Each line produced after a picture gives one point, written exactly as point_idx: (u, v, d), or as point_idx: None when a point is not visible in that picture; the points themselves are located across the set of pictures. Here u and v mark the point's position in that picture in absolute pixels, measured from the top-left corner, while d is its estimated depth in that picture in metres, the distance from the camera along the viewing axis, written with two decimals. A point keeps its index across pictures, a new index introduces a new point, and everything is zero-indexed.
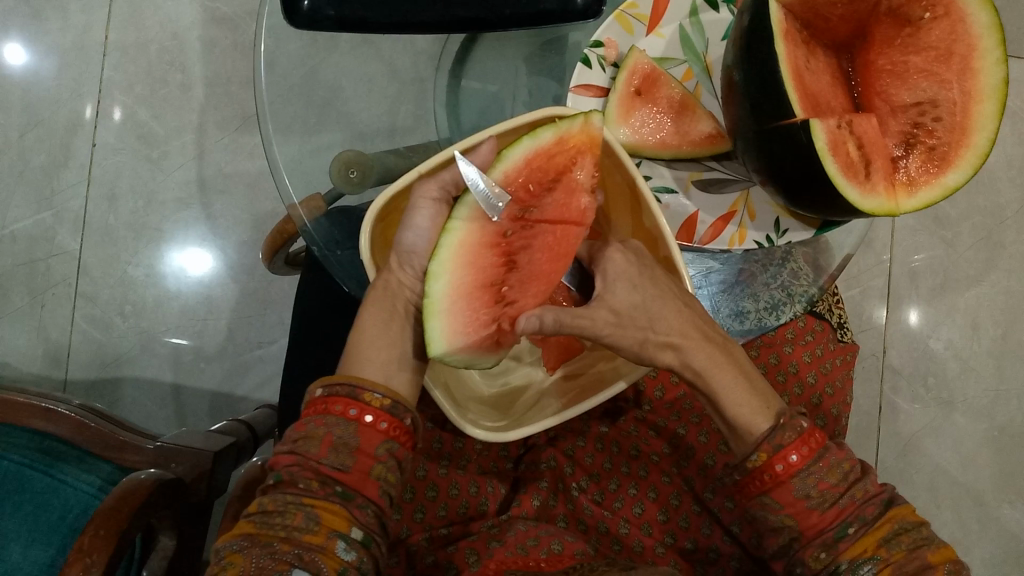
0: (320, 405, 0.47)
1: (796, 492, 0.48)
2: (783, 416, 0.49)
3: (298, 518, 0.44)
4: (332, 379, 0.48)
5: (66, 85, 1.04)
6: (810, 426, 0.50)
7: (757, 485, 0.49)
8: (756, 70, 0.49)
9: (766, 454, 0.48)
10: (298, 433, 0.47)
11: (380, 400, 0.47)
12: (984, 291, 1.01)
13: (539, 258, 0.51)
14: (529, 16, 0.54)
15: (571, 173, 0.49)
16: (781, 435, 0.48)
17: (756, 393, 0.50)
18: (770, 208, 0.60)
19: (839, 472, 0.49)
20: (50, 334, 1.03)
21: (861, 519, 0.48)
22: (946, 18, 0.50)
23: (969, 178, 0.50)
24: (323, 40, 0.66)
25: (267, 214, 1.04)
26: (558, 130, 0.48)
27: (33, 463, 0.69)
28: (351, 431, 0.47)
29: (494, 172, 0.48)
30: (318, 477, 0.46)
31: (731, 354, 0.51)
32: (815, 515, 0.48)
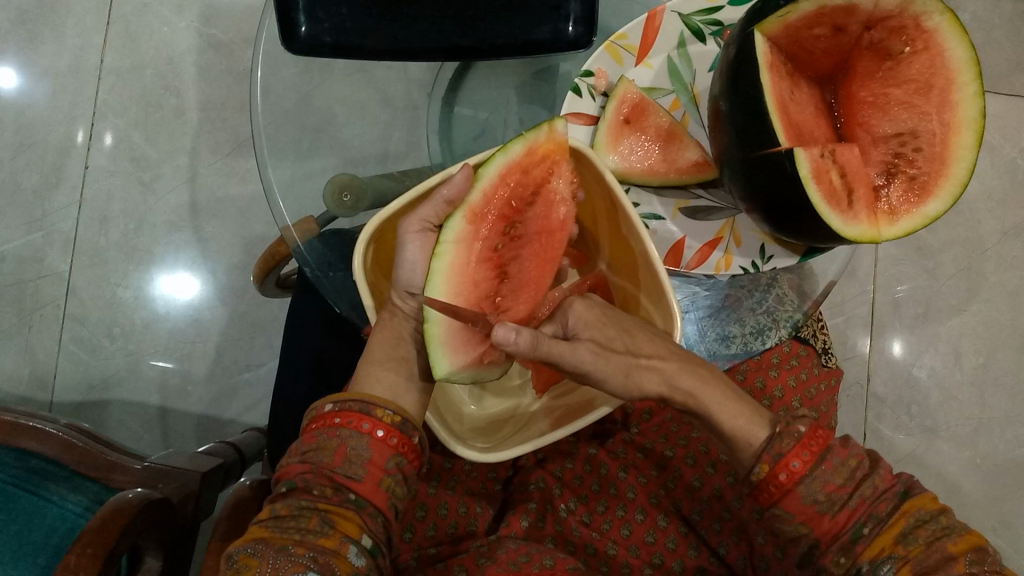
0: (331, 419, 0.48)
1: (803, 500, 0.47)
2: (780, 424, 0.49)
3: (314, 522, 0.45)
4: (343, 396, 0.49)
5: (60, 107, 1.04)
6: (811, 426, 0.49)
7: (766, 496, 0.48)
8: (743, 101, 0.51)
9: (768, 465, 0.48)
10: (307, 445, 0.48)
11: (392, 416, 0.48)
12: (966, 321, 1.02)
13: (528, 266, 0.52)
14: (519, 46, 0.56)
15: (549, 184, 0.51)
16: (778, 444, 0.48)
17: (747, 407, 0.50)
18: (756, 234, 0.61)
19: (845, 471, 0.47)
20: (37, 355, 1.02)
21: (875, 517, 0.46)
22: (925, 53, 0.51)
23: (947, 208, 0.51)
24: (316, 67, 0.67)
25: (258, 237, 1.04)
26: (527, 141, 0.49)
27: (20, 482, 0.69)
28: (364, 443, 0.47)
29: (473, 191, 0.49)
30: (332, 484, 0.46)
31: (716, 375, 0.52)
32: (827, 520, 0.47)
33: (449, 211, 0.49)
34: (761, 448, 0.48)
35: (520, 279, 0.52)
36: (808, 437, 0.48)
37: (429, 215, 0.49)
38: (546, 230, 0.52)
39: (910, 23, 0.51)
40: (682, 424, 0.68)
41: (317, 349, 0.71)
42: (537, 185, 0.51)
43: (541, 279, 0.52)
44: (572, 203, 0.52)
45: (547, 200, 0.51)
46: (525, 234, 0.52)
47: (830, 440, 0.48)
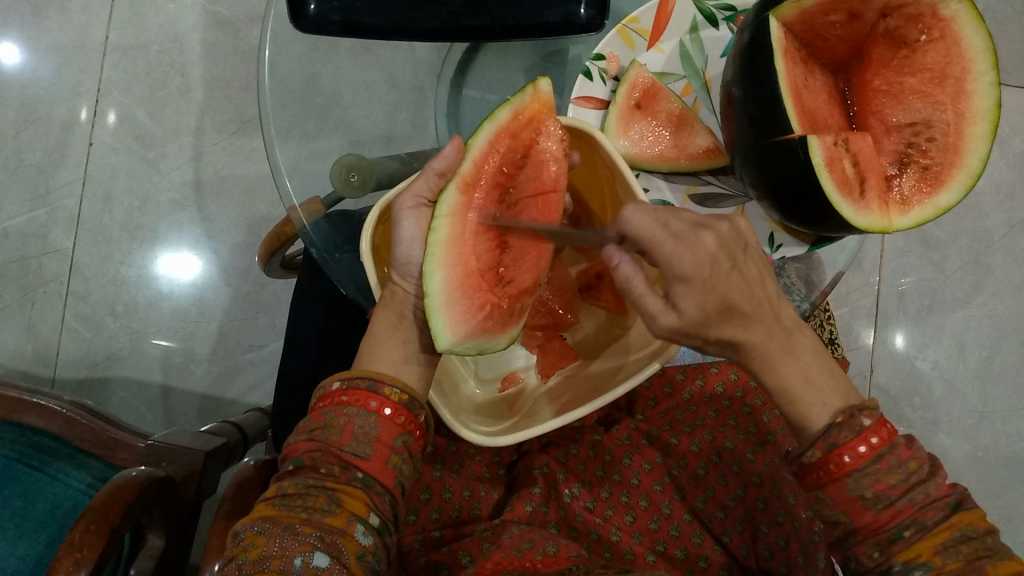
0: (339, 396, 0.48)
1: (850, 492, 0.46)
2: (843, 414, 0.46)
3: (321, 500, 0.45)
4: (351, 373, 0.49)
5: (64, 83, 1.04)
6: (876, 420, 0.46)
7: (813, 477, 0.47)
8: (756, 87, 0.50)
9: (821, 451, 0.46)
10: (314, 423, 0.48)
11: (398, 394, 0.48)
12: (971, 313, 1.02)
13: (527, 232, 0.52)
14: (529, 28, 0.55)
15: (538, 146, 0.50)
16: (837, 434, 0.46)
17: (820, 387, 0.48)
18: (765, 222, 0.61)
19: (901, 472, 0.46)
20: (40, 332, 1.02)
21: (919, 523, 0.45)
22: (942, 41, 0.51)
23: (961, 198, 0.51)
24: (323, 46, 0.66)
25: (262, 217, 1.04)
26: (512, 106, 0.49)
27: (23, 458, 0.69)
28: (372, 422, 0.47)
29: (464, 163, 0.48)
30: (340, 462, 0.46)
31: (796, 347, 0.48)
32: (869, 515, 0.46)
33: (443, 184, 0.49)
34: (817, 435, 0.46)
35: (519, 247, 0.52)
36: (872, 433, 0.46)
37: (422, 189, 0.48)
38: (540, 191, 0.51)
39: (927, 11, 0.51)
40: (687, 413, 0.68)
41: (322, 330, 0.71)
42: (526, 146, 0.50)
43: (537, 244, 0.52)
44: (563, 160, 0.50)
45: (537, 160, 0.50)
46: (520, 199, 0.52)
47: (895, 437, 0.46)
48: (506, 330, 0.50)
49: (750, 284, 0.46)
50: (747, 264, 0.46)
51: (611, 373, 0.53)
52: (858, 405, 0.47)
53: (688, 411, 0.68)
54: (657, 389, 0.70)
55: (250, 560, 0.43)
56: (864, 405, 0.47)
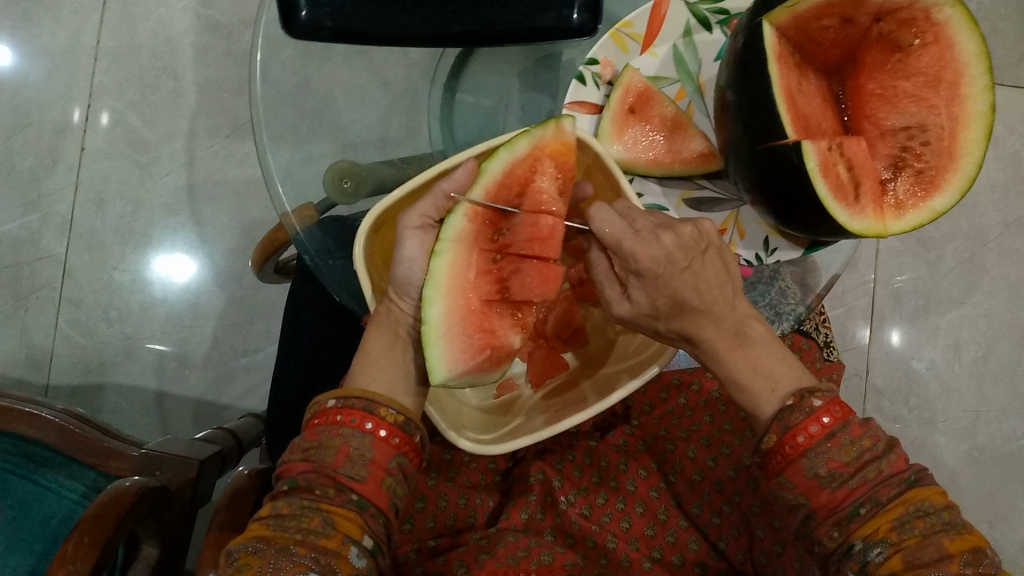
0: (334, 415, 0.48)
1: (806, 472, 0.47)
2: (794, 396, 0.48)
3: (315, 521, 0.44)
4: (347, 392, 0.48)
5: (56, 88, 1.03)
6: (828, 400, 0.48)
7: (774, 463, 0.49)
8: (749, 91, 0.50)
9: (775, 435, 0.48)
10: (310, 442, 0.48)
11: (394, 415, 0.48)
12: (966, 312, 1.02)
13: (529, 282, 0.50)
14: (525, 32, 0.55)
15: (532, 186, 0.50)
16: (788, 417, 0.48)
17: (773, 370, 0.50)
18: (759, 226, 0.61)
19: (853, 451, 0.47)
20: (33, 338, 1.02)
21: (874, 500, 0.46)
22: (935, 45, 0.51)
23: (955, 202, 0.51)
24: (315, 50, 0.66)
25: (257, 221, 1.03)
26: (532, 139, 0.48)
27: (17, 468, 0.69)
28: (366, 443, 0.47)
29: (476, 188, 0.48)
30: (335, 484, 0.46)
31: (751, 332, 0.50)
32: (825, 494, 0.47)
33: (450, 206, 0.48)
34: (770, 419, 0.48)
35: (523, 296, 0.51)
36: (823, 414, 0.47)
37: (427, 209, 0.48)
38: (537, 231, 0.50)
39: (921, 15, 0.51)
40: (683, 419, 0.68)
41: (317, 337, 0.70)
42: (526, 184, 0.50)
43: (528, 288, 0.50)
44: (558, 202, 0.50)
45: (533, 200, 0.50)
46: (516, 242, 0.50)
47: (848, 417, 0.48)
48: (500, 367, 0.50)
49: (708, 280, 0.48)
50: (706, 262, 0.48)
51: (605, 380, 0.54)
52: (809, 388, 0.49)
53: (685, 418, 0.68)
54: (650, 396, 0.70)
55: None
56: (815, 388, 0.49)
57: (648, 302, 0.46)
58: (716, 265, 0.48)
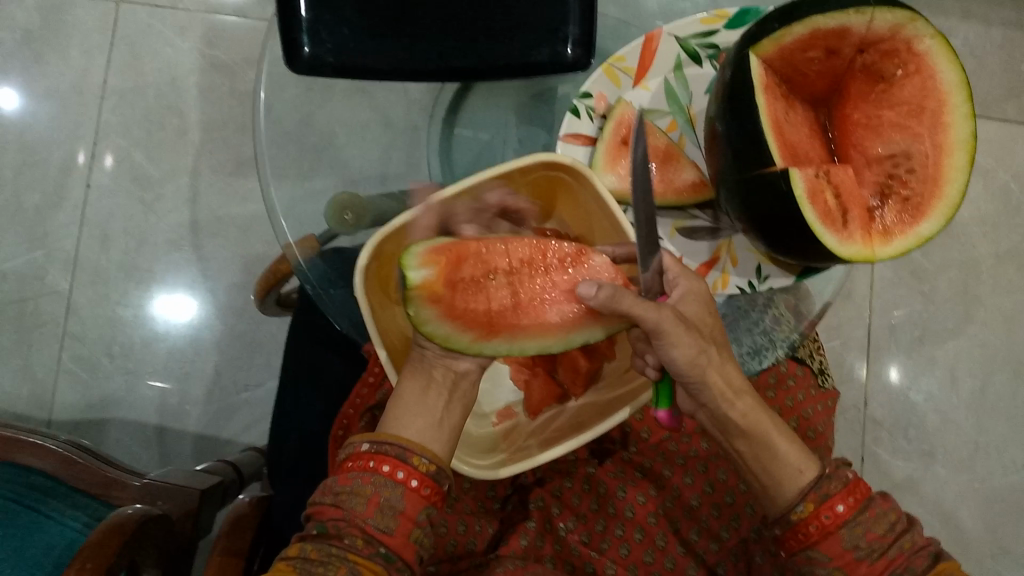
0: (367, 461, 0.48)
1: (844, 544, 0.50)
2: (828, 466, 0.52)
3: (343, 571, 0.45)
4: (381, 437, 0.49)
5: (63, 127, 1.05)
6: (855, 477, 0.52)
7: (802, 538, 0.51)
8: (738, 119, 0.51)
9: (812, 504, 0.50)
10: (341, 486, 0.48)
11: (426, 464, 0.48)
12: (962, 343, 1.03)
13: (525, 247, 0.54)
14: (520, 68, 0.57)
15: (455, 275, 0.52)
16: (827, 486, 0.51)
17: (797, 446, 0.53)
18: (752, 254, 0.63)
19: (886, 522, 0.50)
20: (35, 373, 1.02)
21: (910, 571, 0.49)
22: (917, 75, 0.52)
23: (940, 228, 0.52)
24: (318, 89, 0.68)
25: (259, 256, 1.05)
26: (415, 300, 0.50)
27: (20, 497, 0.68)
28: (398, 494, 0.47)
29: (457, 338, 0.51)
30: (364, 535, 0.46)
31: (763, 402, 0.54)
32: (863, 566, 0.50)
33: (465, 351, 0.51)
34: (810, 487, 0.50)
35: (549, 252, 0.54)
36: (854, 488, 0.51)
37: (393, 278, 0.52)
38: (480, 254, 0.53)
39: (902, 47, 0.52)
40: (681, 445, 0.68)
41: (318, 366, 0.71)
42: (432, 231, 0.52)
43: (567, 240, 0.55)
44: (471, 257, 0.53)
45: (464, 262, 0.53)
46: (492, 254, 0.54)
47: (871, 492, 0.51)
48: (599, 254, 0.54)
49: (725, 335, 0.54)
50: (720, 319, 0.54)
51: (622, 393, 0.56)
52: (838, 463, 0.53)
53: (682, 443, 0.68)
54: (649, 421, 0.69)
55: None
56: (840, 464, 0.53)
57: (696, 316, 0.51)
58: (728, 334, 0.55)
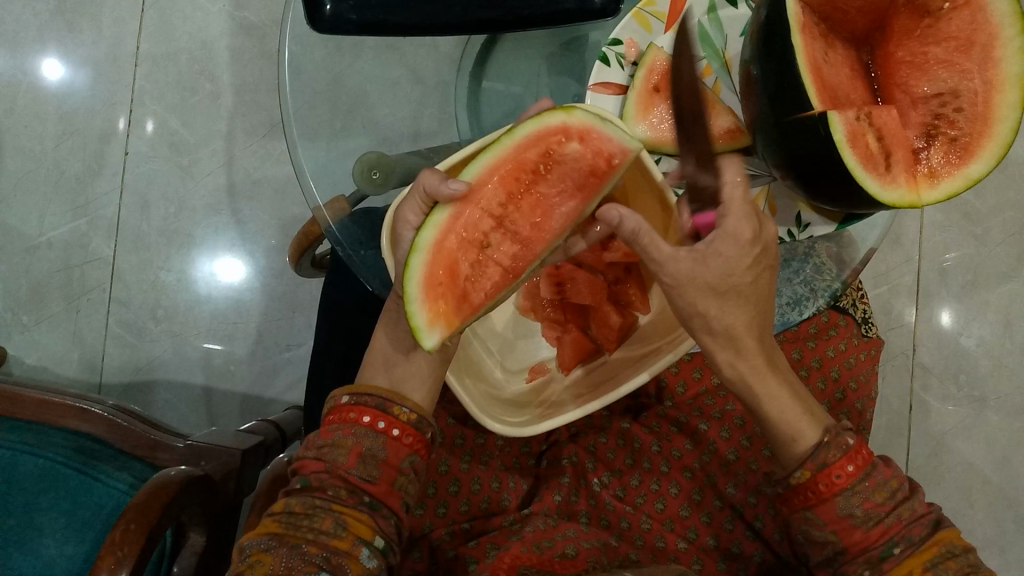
0: (347, 412, 0.52)
1: (839, 511, 0.51)
2: (830, 432, 0.52)
3: (327, 523, 0.48)
4: (359, 389, 0.53)
5: (100, 95, 1.06)
6: (857, 443, 0.53)
7: (802, 499, 0.52)
8: (773, 62, 0.49)
9: (810, 471, 0.52)
10: (323, 440, 0.52)
11: (407, 414, 0.52)
12: (1017, 287, 0.99)
13: (491, 184, 0.51)
14: (546, 16, 0.55)
15: (453, 276, 0.52)
16: (825, 454, 0.52)
17: (802, 404, 0.53)
18: (792, 202, 0.60)
19: (886, 490, 0.52)
20: (85, 338, 1.05)
21: (907, 540, 0.51)
22: (966, 8, 0.50)
23: (991, 169, 0.49)
24: (346, 45, 0.66)
25: (295, 218, 1.05)
26: (427, 328, 0.50)
27: (68, 460, 0.70)
28: (379, 443, 0.51)
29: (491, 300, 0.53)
30: (347, 486, 0.50)
31: (777, 363, 0.54)
32: (859, 533, 0.51)
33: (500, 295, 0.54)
34: (808, 455, 0.52)
35: (520, 164, 0.51)
36: (853, 454, 0.52)
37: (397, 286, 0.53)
38: (461, 233, 0.52)
39: None
40: (717, 398, 0.68)
41: (354, 327, 0.71)
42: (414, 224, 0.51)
43: (525, 122, 0.50)
44: (451, 240, 0.51)
45: (449, 253, 0.51)
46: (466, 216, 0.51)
47: (875, 458, 0.52)
48: (564, 125, 0.50)
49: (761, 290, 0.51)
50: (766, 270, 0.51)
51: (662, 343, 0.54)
52: (841, 426, 0.53)
53: (720, 397, 0.67)
54: (685, 373, 0.68)
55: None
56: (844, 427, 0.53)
57: (727, 262, 0.49)
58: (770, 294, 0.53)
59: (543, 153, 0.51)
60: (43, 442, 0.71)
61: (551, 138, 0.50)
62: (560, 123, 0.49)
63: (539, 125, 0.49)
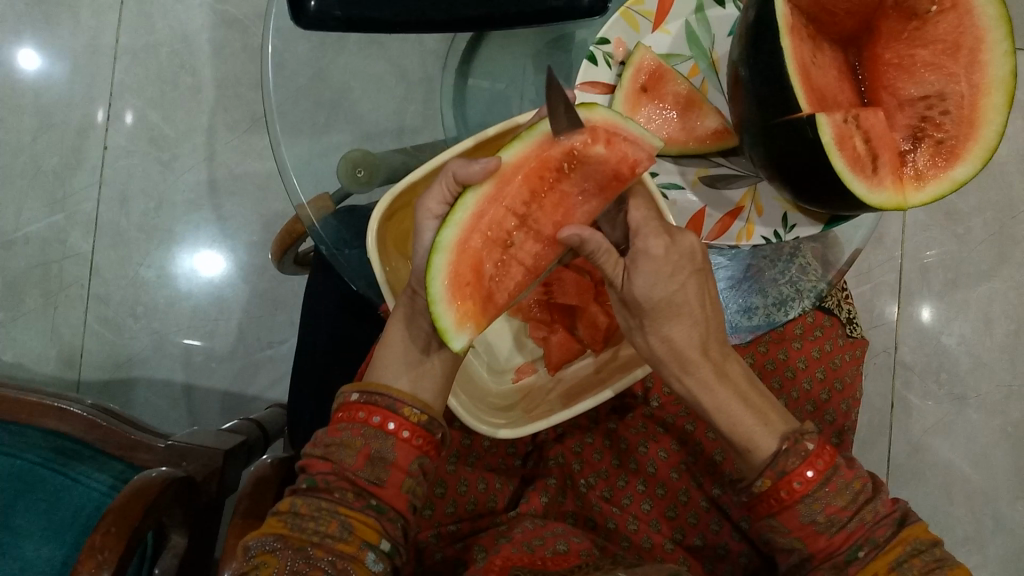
0: (357, 411, 0.51)
1: (802, 518, 0.51)
2: (788, 440, 0.51)
3: (333, 527, 0.48)
4: (370, 388, 0.52)
5: (78, 88, 1.04)
6: (818, 445, 0.51)
7: (766, 506, 0.52)
8: (761, 64, 0.49)
9: (771, 479, 0.51)
10: (331, 438, 0.51)
11: (417, 415, 0.51)
12: (997, 286, 1.00)
13: (517, 183, 0.49)
14: (534, 14, 0.55)
15: (479, 276, 0.50)
16: (783, 463, 0.51)
17: (758, 413, 0.53)
18: (778, 203, 0.60)
19: (848, 494, 0.51)
20: (63, 335, 1.03)
21: (872, 541, 0.50)
22: (953, 11, 0.49)
23: (977, 171, 0.49)
24: (331, 41, 0.65)
25: (277, 214, 1.05)
26: (455, 328, 0.48)
27: (46, 462, 0.70)
28: (388, 445, 0.50)
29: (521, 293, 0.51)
30: (354, 488, 0.49)
31: (729, 375, 0.54)
32: (823, 539, 0.51)
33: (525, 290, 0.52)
34: (765, 465, 0.51)
35: (543, 165, 0.49)
36: (813, 458, 0.51)
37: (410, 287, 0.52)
38: (484, 232, 0.50)
39: None
40: None
41: (337, 327, 0.71)
42: (437, 218, 0.49)
43: (546, 118, 0.48)
44: (477, 240, 0.49)
45: (474, 253, 0.49)
46: (490, 216, 0.49)
47: (838, 459, 0.51)
48: (589, 123, 0.48)
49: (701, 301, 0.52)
50: (692, 278, 0.51)
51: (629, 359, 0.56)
52: (801, 431, 0.52)
53: None
54: None
55: None
56: (804, 431, 0.52)
57: (650, 286, 0.49)
58: (714, 309, 0.53)
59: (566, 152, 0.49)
60: (19, 443, 0.70)
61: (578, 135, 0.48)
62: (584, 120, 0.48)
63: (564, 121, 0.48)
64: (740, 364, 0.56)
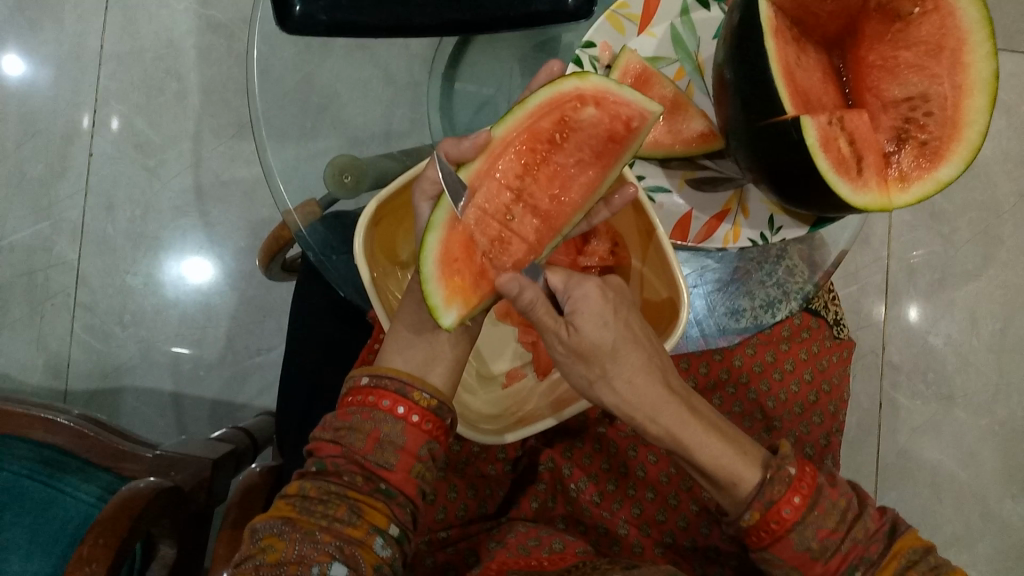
0: (367, 396, 0.51)
1: (796, 547, 0.50)
2: (770, 468, 0.51)
3: (341, 510, 0.48)
4: (379, 371, 0.51)
5: (63, 94, 1.04)
6: (799, 468, 0.51)
7: (757, 539, 0.51)
8: (745, 67, 0.49)
9: (758, 512, 0.50)
10: (341, 422, 0.50)
11: (428, 400, 0.50)
12: (983, 285, 1.01)
13: (509, 156, 0.51)
14: (519, 18, 0.55)
15: (474, 255, 0.51)
16: (770, 492, 0.50)
17: (729, 442, 0.52)
18: (764, 205, 0.60)
19: (836, 514, 0.51)
20: (49, 344, 1.03)
21: (867, 560, 0.51)
22: (935, 13, 0.50)
23: (961, 172, 0.49)
24: (316, 45, 0.65)
25: (264, 220, 1.04)
26: (444, 304, 0.49)
27: (33, 473, 0.69)
28: (398, 429, 0.50)
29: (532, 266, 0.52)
30: (363, 472, 0.49)
31: (697, 408, 0.53)
32: (819, 565, 0.51)
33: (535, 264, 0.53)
34: (752, 496, 0.50)
35: (535, 136, 0.51)
36: (797, 485, 0.50)
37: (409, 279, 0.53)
38: (479, 208, 0.51)
39: None
40: None
41: (324, 333, 0.71)
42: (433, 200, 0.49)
43: (538, 91, 0.49)
44: (472, 215, 0.51)
45: (469, 229, 0.50)
46: (485, 192, 0.51)
47: (820, 479, 0.51)
48: (578, 91, 0.49)
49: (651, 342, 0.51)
50: (633, 313, 0.51)
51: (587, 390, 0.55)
52: (778, 458, 0.52)
53: None
54: None
55: (268, 562, 0.46)
56: (780, 457, 0.52)
57: (598, 333, 0.48)
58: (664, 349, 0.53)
59: (557, 121, 0.51)
60: (5, 453, 0.70)
61: (567, 104, 0.50)
62: (574, 89, 0.49)
63: (554, 92, 0.49)
64: (703, 401, 0.55)
